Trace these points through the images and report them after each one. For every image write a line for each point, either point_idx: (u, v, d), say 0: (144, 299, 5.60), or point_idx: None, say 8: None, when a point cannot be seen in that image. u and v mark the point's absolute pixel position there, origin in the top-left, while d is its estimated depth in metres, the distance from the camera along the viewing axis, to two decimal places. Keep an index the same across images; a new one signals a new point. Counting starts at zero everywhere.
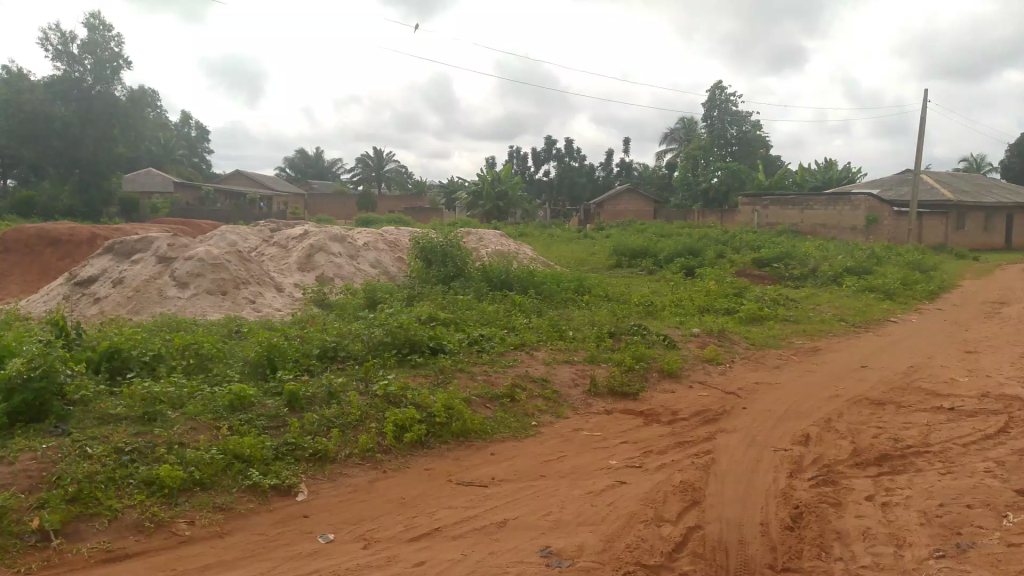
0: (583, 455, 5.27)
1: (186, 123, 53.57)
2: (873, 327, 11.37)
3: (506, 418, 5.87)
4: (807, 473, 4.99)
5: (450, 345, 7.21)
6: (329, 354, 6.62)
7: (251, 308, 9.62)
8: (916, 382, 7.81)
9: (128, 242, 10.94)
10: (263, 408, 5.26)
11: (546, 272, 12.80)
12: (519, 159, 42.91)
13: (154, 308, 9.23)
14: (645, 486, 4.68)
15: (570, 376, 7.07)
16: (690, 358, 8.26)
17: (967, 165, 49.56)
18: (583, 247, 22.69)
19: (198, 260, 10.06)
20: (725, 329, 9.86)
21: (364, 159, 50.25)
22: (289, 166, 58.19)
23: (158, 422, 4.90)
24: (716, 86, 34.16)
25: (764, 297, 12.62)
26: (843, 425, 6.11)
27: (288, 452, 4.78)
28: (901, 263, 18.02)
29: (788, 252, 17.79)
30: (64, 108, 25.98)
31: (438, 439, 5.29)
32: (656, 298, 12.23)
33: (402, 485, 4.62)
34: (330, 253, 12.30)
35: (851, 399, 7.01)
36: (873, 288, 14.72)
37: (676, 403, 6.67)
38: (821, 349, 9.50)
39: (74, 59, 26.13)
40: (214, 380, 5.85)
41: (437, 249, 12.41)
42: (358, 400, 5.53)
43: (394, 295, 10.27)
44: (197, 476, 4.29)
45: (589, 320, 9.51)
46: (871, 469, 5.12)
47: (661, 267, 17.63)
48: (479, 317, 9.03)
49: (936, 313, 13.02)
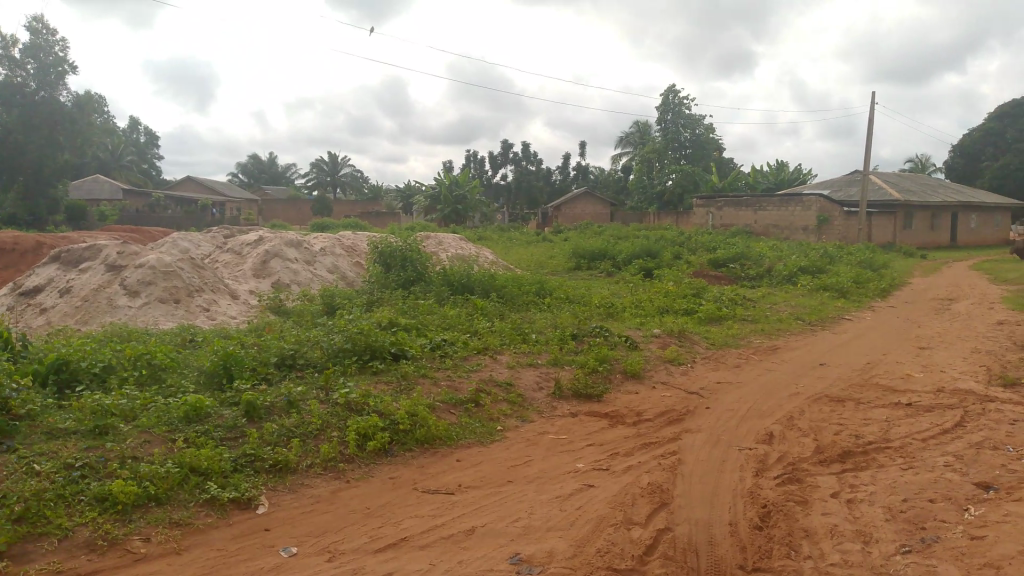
0: (549, 458, 5.22)
1: (134, 129, 52.31)
2: (829, 325, 11.56)
3: (470, 423, 5.79)
4: (773, 472, 5.02)
5: (412, 351, 7.11)
6: (288, 363, 6.46)
7: (205, 316, 9.37)
8: (872, 378, 7.95)
9: (75, 250, 10.59)
10: (220, 419, 5.10)
11: (507, 276, 12.75)
12: (476, 163, 42.84)
13: (104, 317, 8.93)
14: (613, 489, 4.64)
15: (534, 380, 7.02)
16: (652, 359, 8.29)
17: (912, 167, 51.01)
18: (541, 250, 22.72)
19: (149, 267, 9.77)
20: (685, 330, 9.93)
21: (319, 164, 49.67)
22: (241, 171, 57.22)
23: (109, 435, 4.71)
24: (669, 90, 34.42)
25: (722, 297, 12.76)
26: (805, 423, 6.17)
27: (247, 464, 4.63)
28: (852, 261, 18.42)
29: (744, 252, 18.04)
30: (7, 114, 25.10)
31: (402, 447, 5.19)
32: (615, 299, 12.26)
33: (366, 495, 4.51)
34: (286, 259, 12.07)
35: (812, 397, 7.09)
36: (827, 286, 15.00)
37: (640, 405, 6.66)
38: (779, 348, 9.61)
39: (17, 64, 25.33)
40: (168, 391, 5.66)
41: (396, 253, 12.28)
42: (319, 409, 5.41)
43: (353, 301, 10.12)
44: (152, 491, 4.12)
45: (551, 323, 9.49)
46: (834, 466, 5.17)
47: (620, 269, 17.73)
48: (440, 321, 8.95)
49: (888, 310, 13.30)
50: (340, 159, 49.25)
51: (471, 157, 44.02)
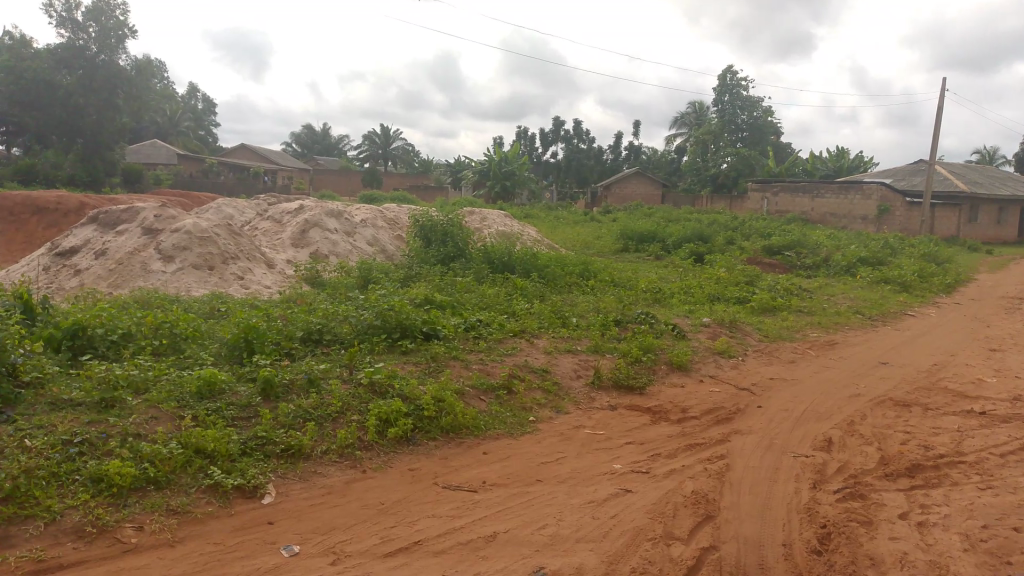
0: (583, 457, 4.78)
1: (192, 96, 52.89)
2: (891, 320, 10.86)
3: (501, 413, 5.38)
4: (832, 485, 4.51)
5: (445, 330, 6.72)
6: (313, 338, 6.15)
7: (238, 284, 9.12)
8: (940, 381, 7.32)
9: (113, 213, 10.48)
10: (235, 396, 4.80)
11: (551, 255, 12.29)
12: (527, 139, 42.22)
13: (136, 282, 8.76)
14: (652, 496, 4.20)
15: (572, 368, 6.57)
16: (700, 350, 7.77)
17: (981, 157, 48.88)
18: (589, 230, 22.18)
19: (184, 232, 9.56)
20: (737, 319, 9.36)
21: (370, 136, 49.55)
22: (295, 142, 57.59)
23: (115, 409, 4.44)
24: (726, 69, 33.36)
25: (776, 287, 12.11)
26: (867, 430, 5.62)
27: (257, 447, 4.31)
28: (915, 253, 17.49)
29: (800, 240, 17.26)
30: (68, 78, 25.55)
31: (426, 435, 4.81)
32: (663, 284, 11.71)
33: (383, 487, 4.16)
34: (325, 229, 11.77)
35: (874, 400, 6.51)
36: (888, 279, 14.19)
37: (687, 400, 6.17)
38: (838, 343, 8.98)
39: (78, 27, 25.51)
40: (185, 363, 5.39)
41: (437, 228, 11.92)
42: (340, 389, 5.07)
43: (390, 275, 9.79)
44: (151, 474, 3.84)
45: (594, 307, 9.02)
46: (902, 481, 4.64)
47: (670, 252, 17.10)
48: (478, 300, 8.55)
49: (954, 308, 12.48)
50: (391, 131, 49.07)
51: (521, 134, 43.43)
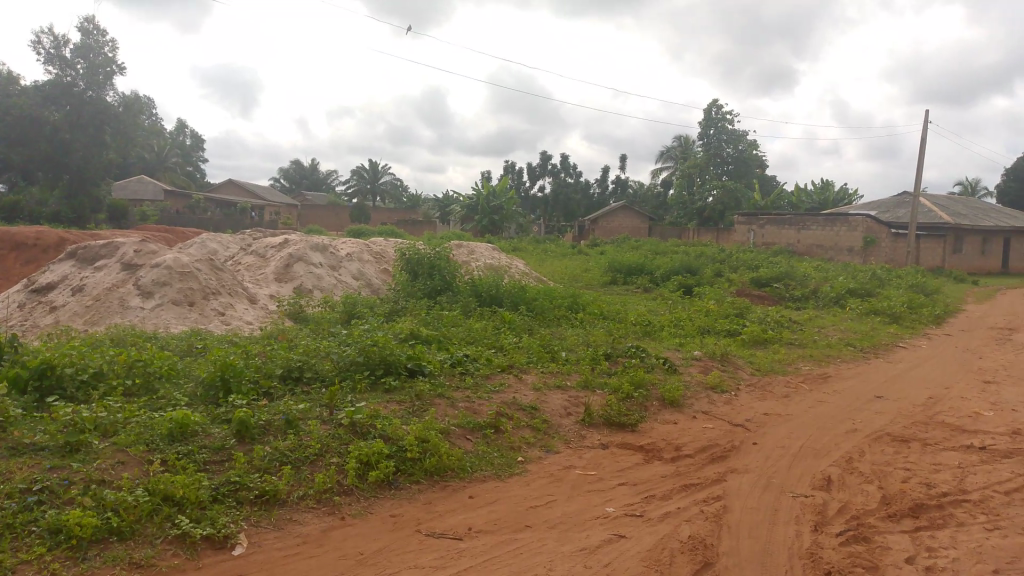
0: (574, 500, 4.57)
1: (180, 132, 52.89)
2: (882, 352, 10.74)
3: (487, 453, 5.17)
4: (833, 527, 4.31)
5: (430, 367, 6.52)
6: (293, 375, 5.93)
7: (219, 320, 8.89)
8: (937, 415, 7.17)
9: (92, 247, 10.28)
10: (208, 438, 4.57)
11: (539, 288, 12.15)
12: (515, 174, 42.36)
13: (114, 318, 8.52)
14: (647, 542, 3.99)
15: (562, 404, 6.38)
16: (692, 385, 7.59)
17: (964, 189, 49.45)
18: (577, 263, 22.10)
19: (164, 267, 9.35)
20: (728, 353, 9.21)
21: (358, 171, 49.61)
22: (282, 177, 57.57)
23: (80, 453, 4.21)
24: (711, 104, 33.70)
25: (767, 319, 11.99)
26: (866, 467, 5.44)
27: (229, 494, 4.08)
28: (903, 284, 17.48)
29: (788, 271, 17.21)
30: (54, 114, 25.40)
31: (409, 478, 4.60)
32: (652, 317, 11.56)
33: (362, 535, 3.93)
34: (309, 263, 11.59)
35: (872, 435, 6.34)
36: (877, 311, 14.12)
37: (680, 438, 5.97)
38: (831, 376, 8.83)
39: (66, 63, 25.48)
40: (158, 404, 5.16)
41: (423, 261, 11.77)
42: (319, 430, 4.86)
43: (375, 310, 9.60)
44: (114, 524, 3.60)
45: (583, 340, 8.85)
46: (906, 522, 4.45)
47: (658, 285, 17.01)
48: (465, 334, 8.37)
49: (945, 339, 12.39)
50: (379, 166, 49.18)
51: (509, 168, 43.57)
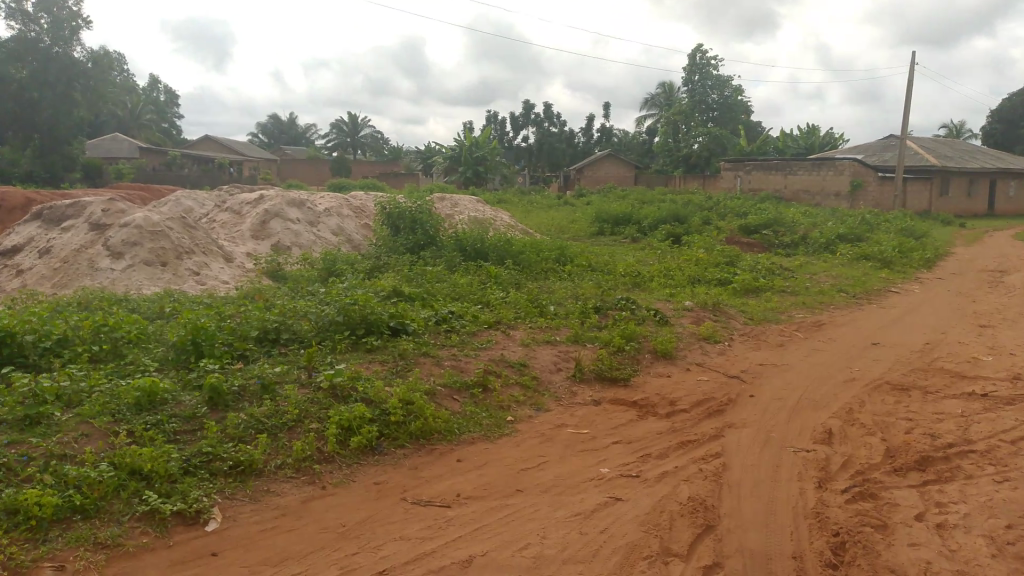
0: (568, 460, 4.36)
1: (154, 88, 51.51)
2: (875, 298, 10.57)
3: (475, 414, 4.94)
4: (838, 484, 4.13)
5: (413, 325, 6.26)
6: (270, 337, 5.66)
7: (193, 281, 8.55)
8: (935, 361, 7.00)
9: (58, 207, 9.87)
10: (178, 407, 4.31)
11: (525, 240, 11.84)
12: (498, 124, 41.60)
13: (83, 281, 8.17)
14: (645, 505, 3.79)
15: (551, 360, 6.15)
16: (684, 336, 7.38)
17: (948, 132, 49.15)
18: (563, 214, 21.77)
19: (134, 226, 8.96)
20: (720, 302, 8.99)
21: (338, 124, 48.62)
22: (261, 132, 56.36)
23: (40, 426, 3.93)
24: (696, 49, 33.02)
25: (758, 267, 11.78)
26: (868, 418, 5.25)
27: (202, 465, 3.82)
28: (892, 228, 17.29)
29: (776, 218, 16.98)
30: (20, 71, 24.44)
31: (393, 443, 4.36)
32: (642, 268, 11.30)
33: (345, 506, 3.70)
34: (286, 220, 11.21)
35: (870, 384, 6.16)
36: (868, 256, 13.92)
37: (674, 392, 5.77)
38: (825, 324, 8.64)
39: (29, 18, 24.38)
40: (126, 371, 4.89)
41: (405, 215, 11.43)
42: (297, 395, 4.61)
43: (356, 266, 9.30)
44: (76, 502, 3.33)
45: (572, 293, 8.60)
46: (912, 476, 4.28)
47: (646, 234, 16.74)
48: (450, 290, 8.09)
49: (936, 283, 12.23)
50: (359, 120, 48.21)
51: (491, 119, 42.78)
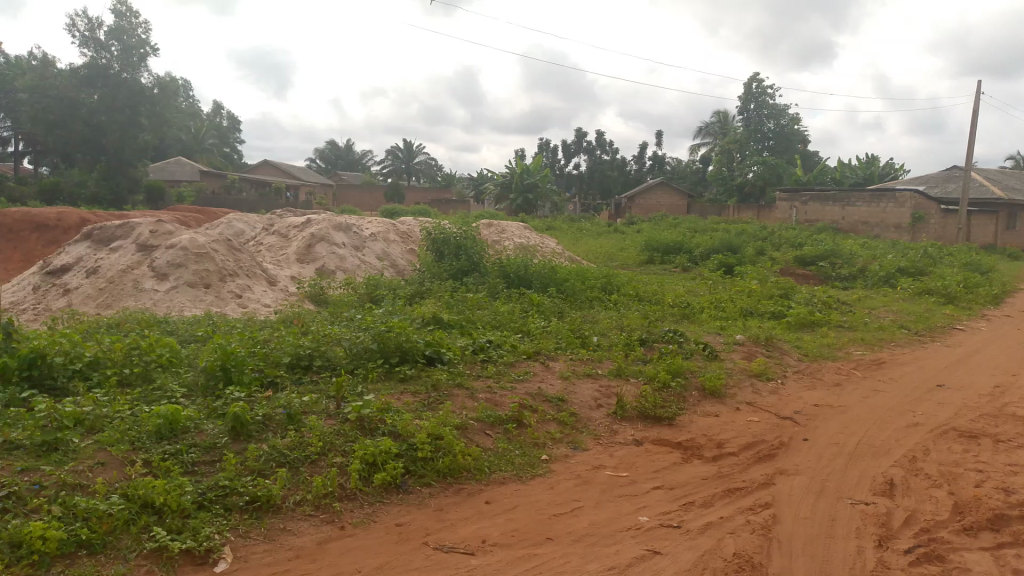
0: (604, 506, 4.08)
1: (218, 114, 53.12)
2: (938, 335, 10.01)
3: (508, 451, 4.69)
4: (901, 543, 3.75)
5: (449, 354, 6.07)
6: (302, 364, 5.53)
7: (235, 303, 8.53)
8: (1007, 406, 6.49)
9: (108, 228, 10.04)
10: (200, 436, 4.19)
11: (571, 268, 11.60)
12: (549, 151, 41.64)
13: (127, 301, 8.24)
14: (685, 560, 3.49)
15: (591, 395, 5.88)
16: (734, 372, 7.02)
17: (1015, 163, 47.27)
18: (613, 242, 21.48)
19: (180, 248, 9.01)
20: (773, 337, 8.60)
21: (393, 151, 49.28)
22: (319, 157, 57.50)
23: (57, 453, 3.83)
24: (751, 78, 32.57)
25: (813, 300, 11.31)
26: (934, 468, 4.84)
27: (217, 500, 3.67)
28: (957, 262, 16.55)
29: (833, 249, 16.42)
30: (91, 97, 25.40)
31: (419, 480, 4.14)
32: (691, 299, 10.94)
33: (363, 549, 3.49)
34: (332, 243, 11.20)
35: (935, 430, 5.72)
36: (931, 290, 13.28)
37: (722, 433, 5.43)
38: (885, 362, 8.17)
39: (101, 46, 25.35)
40: (153, 397, 4.79)
41: (450, 241, 11.32)
42: (322, 426, 4.43)
43: (398, 292, 9.18)
44: (82, 536, 3.20)
45: (616, 324, 8.31)
46: (985, 536, 3.87)
47: (697, 264, 16.35)
48: (491, 318, 7.91)
49: (1005, 320, 11.57)
50: (413, 146, 48.79)
51: (543, 146, 42.82)
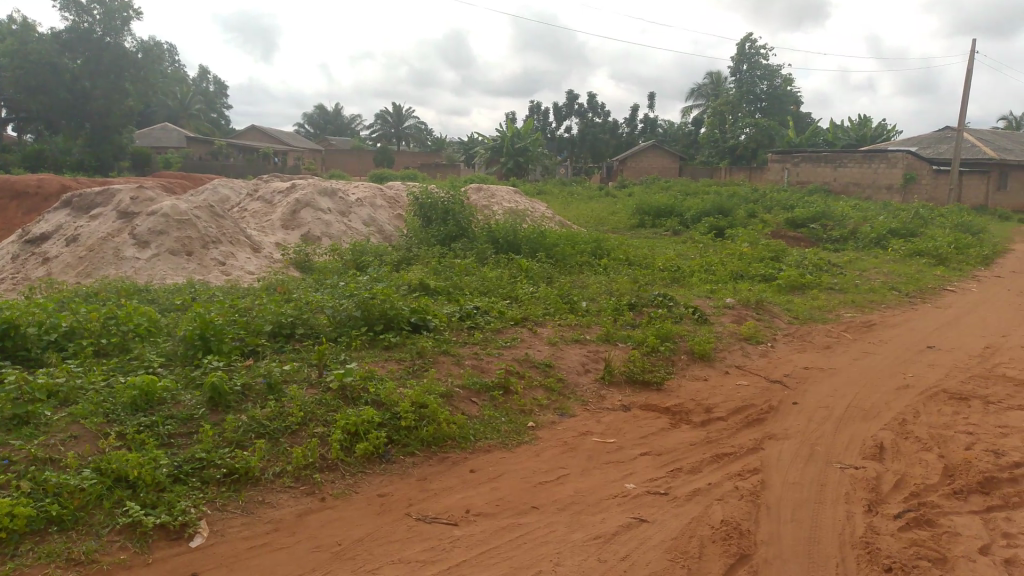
0: (591, 474, 4.02)
1: (203, 79, 52.22)
2: (929, 297, 9.96)
3: (494, 419, 4.61)
4: (891, 508, 3.71)
5: (435, 321, 5.96)
6: (284, 333, 5.42)
7: (218, 271, 8.38)
8: (998, 368, 6.45)
9: (88, 195, 9.84)
10: (176, 407, 4.10)
11: (561, 232, 11.46)
12: (540, 115, 41.16)
13: (107, 270, 8.09)
14: (672, 528, 3.43)
15: (580, 361, 5.80)
16: (723, 336, 6.95)
17: (1007, 123, 47.08)
18: (604, 206, 21.30)
19: (161, 215, 8.83)
20: (763, 300, 8.52)
21: (382, 115, 48.65)
22: (307, 122, 56.78)
23: (29, 426, 3.74)
24: (744, 38, 32.13)
25: (804, 262, 11.23)
26: (924, 431, 4.79)
27: (193, 473, 3.59)
28: (948, 223, 16.47)
29: (825, 211, 16.33)
30: (74, 61, 24.83)
31: (403, 450, 4.06)
32: (682, 262, 10.85)
33: (344, 521, 3.42)
34: (317, 209, 11.02)
35: (925, 392, 5.67)
36: (922, 252, 13.22)
37: (710, 397, 5.37)
38: (875, 325, 8.11)
39: (83, 9, 24.78)
40: (131, 367, 4.69)
41: (437, 206, 11.16)
42: (303, 395, 4.34)
43: (384, 258, 9.05)
44: (52, 512, 3.11)
45: (606, 289, 8.22)
46: (975, 500, 3.83)
47: (688, 227, 16.22)
48: (478, 284, 7.79)
49: (996, 281, 11.53)
50: (403, 110, 48.18)
51: (534, 109, 42.36)
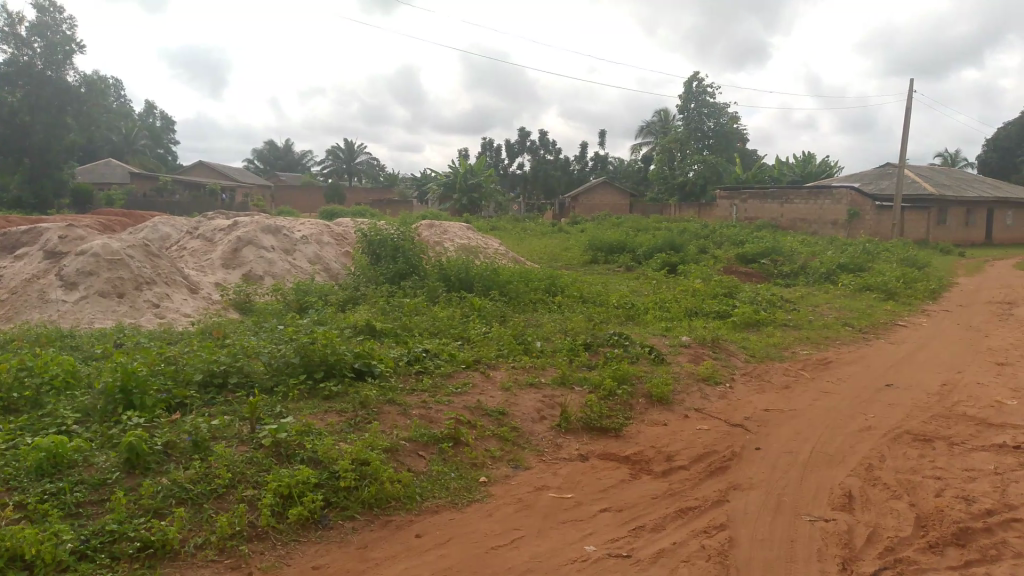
0: (548, 535, 3.72)
1: (150, 114, 51.26)
2: (882, 332, 9.96)
3: (442, 475, 4.29)
4: (866, 566, 3.48)
5: (381, 367, 5.62)
6: (216, 382, 5.03)
7: (152, 313, 7.91)
8: (957, 406, 6.35)
9: (14, 235, 9.30)
10: (88, 471, 3.68)
11: (514, 269, 11.24)
12: (493, 151, 41.27)
13: (30, 314, 7.58)
14: None
15: (534, 407, 5.51)
16: (682, 377, 6.75)
17: (942, 160, 48.81)
18: (558, 242, 21.21)
19: (91, 255, 8.34)
20: (719, 337, 8.38)
21: (334, 151, 48.23)
22: (256, 158, 55.96)
23: None
24: (692, 77, 32.76)
25: (758, 298, 11.19)
26: (892, 477, 4.61)
27: (103, 548, 3.18)
28: (894, 258, 16.74)
29: (775, 246, 16.45)
30: (13, 94, 23.73)
31: (341, 513, 3.71)
32: (636, 299, 10.70)
33: None
34: (260, 247, 10.61)
35: (889, 434, 5.51)
36: (871, 286, 13.34)
37: (670, 444, 5.13)
38: (832, 362, 8.02)
39: (22, 42, 23.94)
40: (41, 425, 4.25)
41: (387, 243, 10.85)
42: (232, 454, 3.96)
43: (330, 298, 8.68)
44: None
45: (560, 328, 7.98)
46: (952, 554, 3.63)
47: (641, 263, 16.18)
48: (429, 324, 7.48)
49: (944, 315, 11.64)
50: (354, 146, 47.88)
51: (486, 146, 42.45)
